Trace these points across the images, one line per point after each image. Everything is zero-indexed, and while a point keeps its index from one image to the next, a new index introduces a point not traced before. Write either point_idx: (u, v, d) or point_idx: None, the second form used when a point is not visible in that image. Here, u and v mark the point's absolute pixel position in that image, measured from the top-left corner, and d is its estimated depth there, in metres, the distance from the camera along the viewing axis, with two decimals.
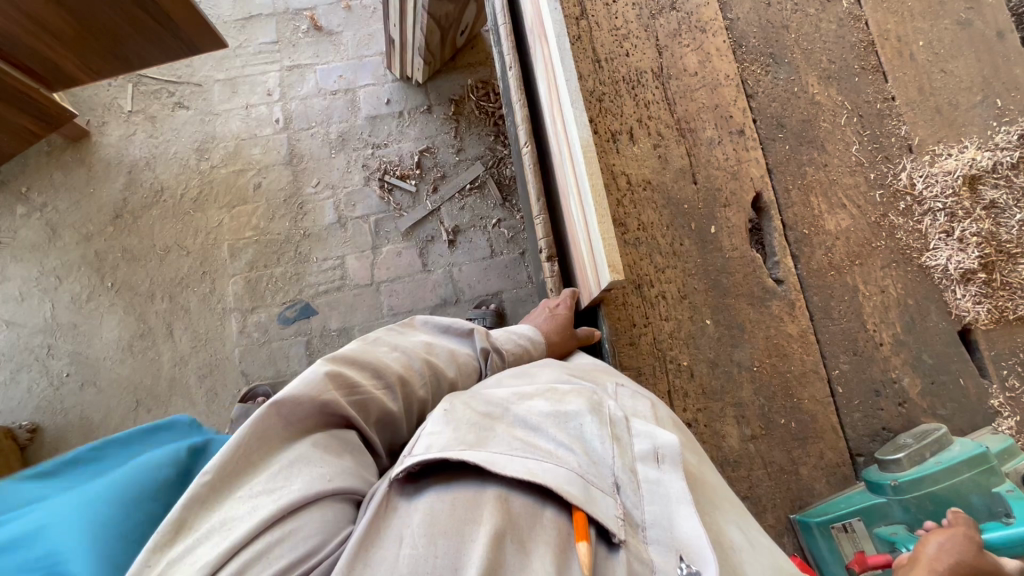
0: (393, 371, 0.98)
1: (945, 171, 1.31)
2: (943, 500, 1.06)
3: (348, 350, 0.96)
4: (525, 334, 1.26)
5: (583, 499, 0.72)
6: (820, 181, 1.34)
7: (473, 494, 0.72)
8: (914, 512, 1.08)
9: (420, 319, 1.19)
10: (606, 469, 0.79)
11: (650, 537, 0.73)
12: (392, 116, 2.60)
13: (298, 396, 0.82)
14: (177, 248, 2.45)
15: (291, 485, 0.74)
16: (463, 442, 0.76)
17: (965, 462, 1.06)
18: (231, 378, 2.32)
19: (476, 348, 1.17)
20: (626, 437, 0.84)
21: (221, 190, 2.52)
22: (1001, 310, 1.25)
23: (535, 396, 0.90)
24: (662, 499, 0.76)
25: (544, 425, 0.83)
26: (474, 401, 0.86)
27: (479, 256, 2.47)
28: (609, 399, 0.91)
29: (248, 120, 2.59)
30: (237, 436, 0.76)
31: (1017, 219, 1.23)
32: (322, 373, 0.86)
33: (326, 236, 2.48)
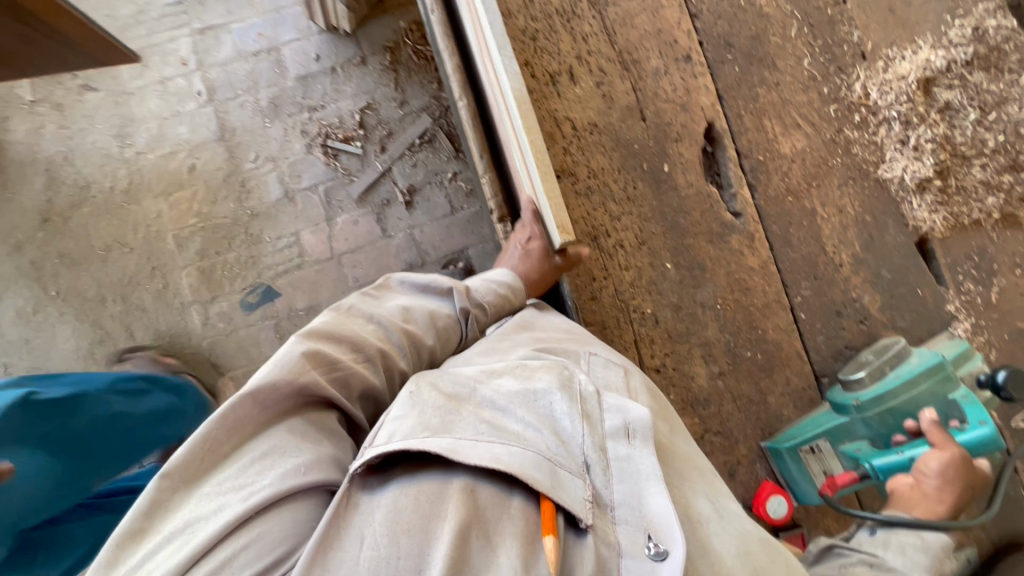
0: (372, 344, 0.95)
1: (899, 76, 1.26)
2: (904, 412, 1.11)
3: (321, 325, 0.93)
4: (504, 283, 1.18)
5: (549, 486, 0.72)
6: (773, 102, 1.27)
7: (439, 485, 0.71)
8: (874, 426, 1.13)
9: (396, 279, 1.13)
10: (576, 449, 0.80)
11: (619, 516, 0.75)
12: (323, 73, 2.40)
13: (274, 382, 0.80)
14: (119, 246, 2.31)
15: (261, 480, 0.72)
16: (426, 428, 0.74)
17: (924, 372, 1.09)
18: (205, 371, 2.28)
19: (456, 309, 1.11)
20: (597, 413, 0.85)
21: (153, 178, 2.34)
22: (956, 217, 1.26)
23: (503, 373, 0.89)
24: (631, 477, 0.79)
25: (511, 405, 0.82)
26: (440, 382, 0.85)
27: (439, 214, 2.38)
28: (579, 373, 0.90)
29: (167, 97, 2.37)
30: (203, 429, 0.75)
31: (971, 119, 1.23)
32: (299, 353, 0.84)
33: (275, 213, 2.35)
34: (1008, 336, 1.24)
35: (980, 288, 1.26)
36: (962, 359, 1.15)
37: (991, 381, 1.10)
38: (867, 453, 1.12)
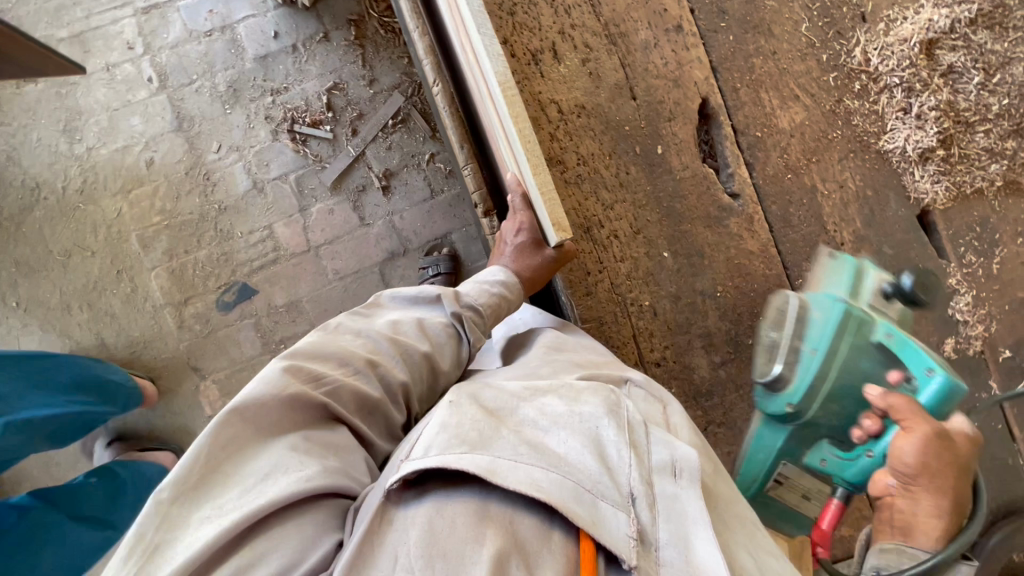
0: (359, 356, 0.90)
1: (901, 39, 1.19)
2: (845, 391, 1.01)
3: (307, 344, 0.88)
4: (498, 280, 1.08)
5: (592, 522, 0.69)
6: (770, 73, 1.19)
7: (474, 509, 0.69)
8: (826, 425, 1.04)
9: (386, 296, 1.07)
10: (622, 479, 0.77)
11: (664, 557, 0.72)
12: (284, 52, 2.23)
13: (260, 398, 0.76)
14: (79, 250, 2.17)
15: (263, 498, 0.68)
16: (463, 444, 0.73)
17: (839, 340, 0.99)
18: (186, 376, 2.19)
19: (447, 314, 1.02)
20: (644, 444, 0.83)
21: (108, 175, 2.19)
22: (959, 187, 1.21)
23: (547, 392, 0.86)
24: (676, 517, 0.76)
25: (554, 425, 0.80)
26: (482, 395, 0.83)
27: (418, 199, 2.27)
28: (626, 399, 0.87)
29: (114, 85, 2.19)
30: (194, 446, 0.70)
31: (974, 83, 1.17)
32: (281, 368, 0.80)
33: (245, 206, 2.22)
34: (1007, 307, 1.23)
35: (982, 260, 1.23)
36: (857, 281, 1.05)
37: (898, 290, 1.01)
38: (832, 463, 1.03)
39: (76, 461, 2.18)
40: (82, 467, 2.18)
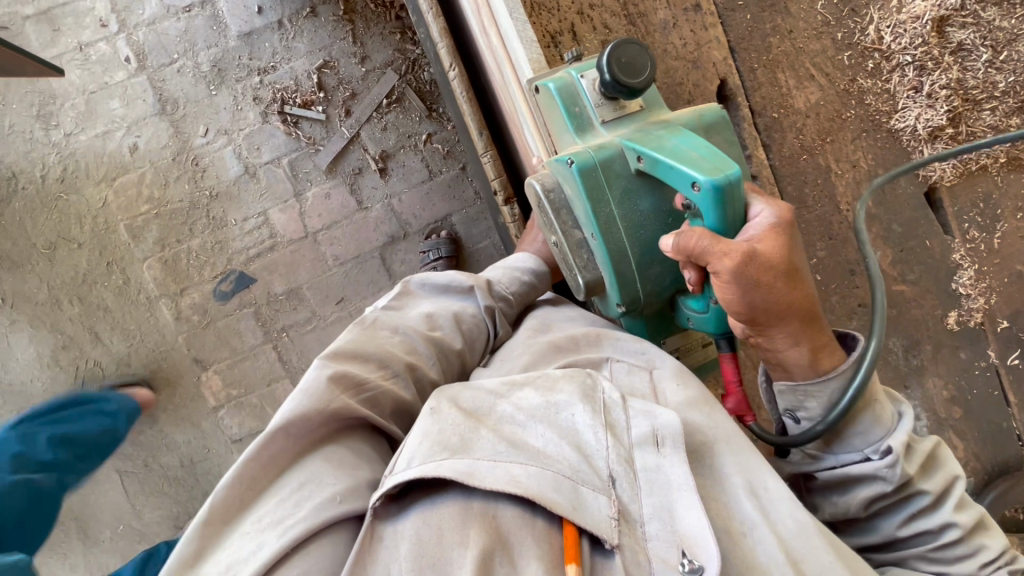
0: (398, 359, 0.98)
1: (914, 16, 1.18)
2: (648, 245, 0.96)
3: (347, 344, 0.96)
4: (527, 269, 1.20)
5: (570, 508, 0.77)
6: (786, 52, 1.19)
7: (459, 511, 0.76)
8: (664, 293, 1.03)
9: (416, 283, 1.15)
10: (602, 464, 0.84)
11: (649, 532, 0.80)
12: (270, 28, 2.13)
13: (305, 413, 0.82)
14: (64, 243, 2.09)
15: (297, 512, 0.75)
16: (446, 450, 0.80)
17: (600, 207, 0.93)
18: (186, 367, 2.16)
19: (480, 307, 1.13)
20: (622, 422, 0.89)
21: (90, 163, 2.09)
22: (966, 164, 1.24)
23: (524, 386, 0.93)
24: (660, 489, 0.83)
25: (531, 420, 0.88)
26: (461, 396, 0.89)
27: (417, 180, 2.23)
28: (602, 380, 0.94)
29: (89, 67, 2.07)
30: (238, 467, 0.78)
31: (983, 60, 1.19)
32: (326, 378, 0.87)
33: (237, 192, 2.15)
34: (1007, 280, 1.28)
35: (985, 235, 1.27)
36: (573, 106, 0.96)
37: (606, 84, 0.91)
38: (693, 316, 1.03)
39: None
40: None
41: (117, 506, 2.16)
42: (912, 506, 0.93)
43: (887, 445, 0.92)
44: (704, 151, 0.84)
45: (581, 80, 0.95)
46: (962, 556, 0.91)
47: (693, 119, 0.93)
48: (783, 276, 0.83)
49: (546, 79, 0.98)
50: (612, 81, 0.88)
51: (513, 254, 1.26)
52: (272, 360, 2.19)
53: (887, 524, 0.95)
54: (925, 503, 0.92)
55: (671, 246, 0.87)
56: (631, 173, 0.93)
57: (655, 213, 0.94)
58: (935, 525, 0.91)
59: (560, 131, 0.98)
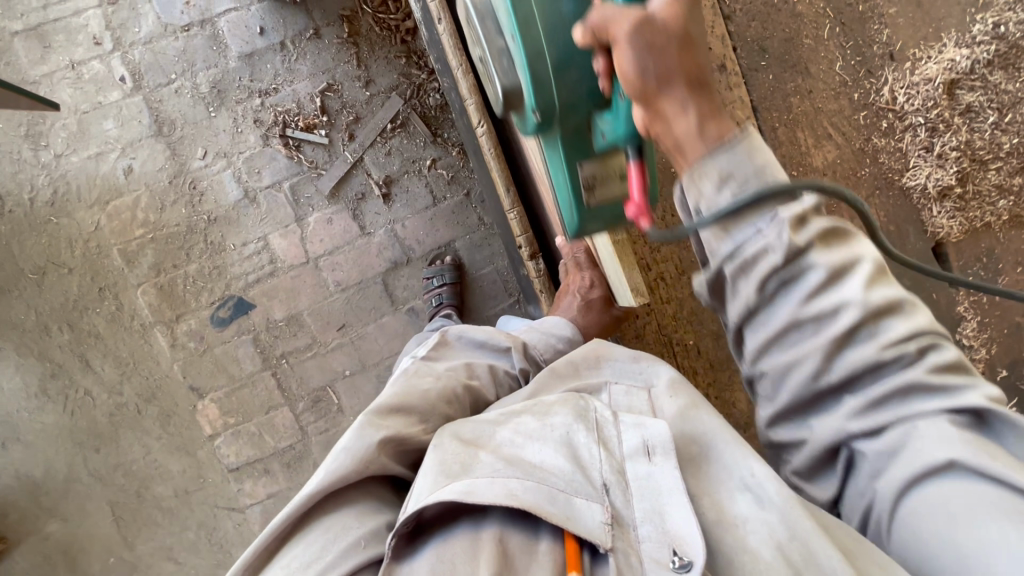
0: (436, 413, 0.98)
1: (926, 78, 1.23)
2: (566, 49, 0.82)
3: (391, 398, 0.97)
4: (563, 337, 1.20)
5: (564, 518, 0.74)
6: (806, 112, 1.25)
7: (468, 542, 0.75)
8: (576, 101, 0.85)
9: (454, 335, 1.17)
10: (594, 473, 0.82)
11: (642, 535, 0.76)
12: (272, 49, 2.08)
13: (344, 471, 0.83)
14: (55, 267, 2.04)
15: (325, 558, 0.75)
16: (448, 474, 0.79)
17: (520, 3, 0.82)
18: (183, 395, 2.11)
19: (514, 367, 1.13)
20: (614, 436, 0.87)
21: (82, 185, 2.04)
22: (972, 221, 1.29)
23: (522, 413, 0.92)
24: (651, 495, 0.80)
25: (528, 438, 0.86)
26: (462, 430, 0.89)
27: (421, 206, 2.19)
28: (595, 401, 0.92)
29: (82, 85, 2.02)
30: (277, 522, 0.81)
31: (989, 122, 1.22)
32: (369, 440, 0.87)
33: (237, 216, 2.10)
34: (1007, 331, 1.33)
35: (987, 288, 1.32)
36: None
37: None
38: (607, 127, 0.86)
39: (67, 489, 2.09)
40: (74, 494, 2.09)
41: (108, 538, 2.09)
42: (805, 286, 0.65)
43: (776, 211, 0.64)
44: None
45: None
46: (869, 341, 0.66)
47: None
48: (683, 45, 0.67)
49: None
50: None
51: (550, 317, 1.27)
52: (270, 388, 2.13)
53: (782, 312, 0.67)
54: (820, 278, 0.64)
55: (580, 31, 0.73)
56: None
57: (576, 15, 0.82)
58: (837, 308, 0.65)
59: None
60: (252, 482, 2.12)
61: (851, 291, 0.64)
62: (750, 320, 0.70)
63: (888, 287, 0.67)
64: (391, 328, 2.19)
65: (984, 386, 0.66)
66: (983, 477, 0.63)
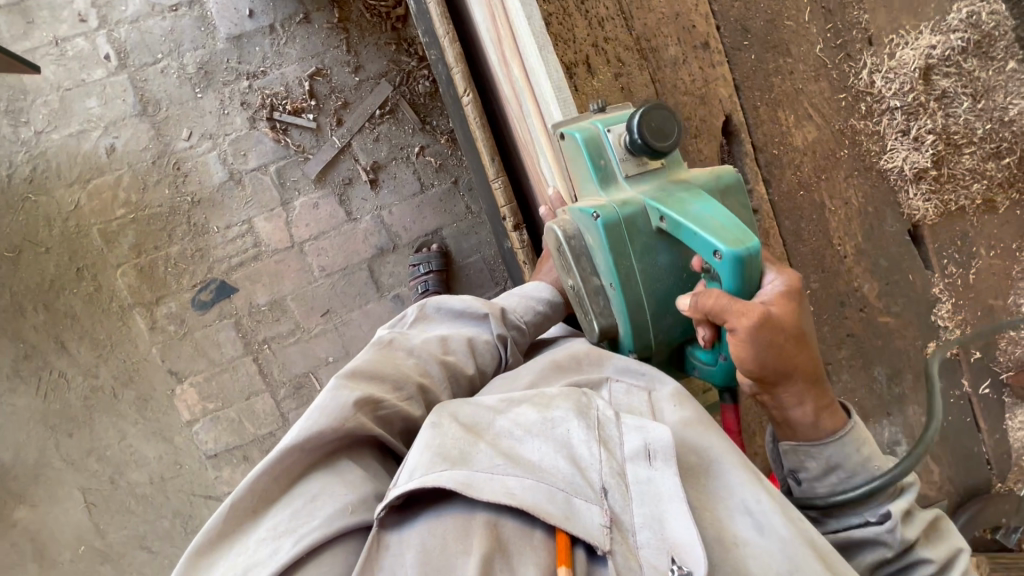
0: (411, 380, 0.97)
1: (903, 63, 1.26)
2: (662, 296, 0.95)
3: (365, 364, 0.96)
4: (542, 299, 1.20)
5: (563, 518, 0.74)
6: (787, 92, 1.27)
7: (462, 522, 0.75)
8: (669, 340, 1.01)
9: (431, 307, 1.16)
10: (594, 475, 0.81)
11: (641, 540, 0.77)
12: (261, 32, 2.08)
13: (322, 429, 0.82)
14: (32, 246, 2.00)
15: (310, 523, 0.75)
16: (447, 460, 0.78)
17: (620, 260, 0.92)
18: (161, 379, 2.07)
19: (493, 333, 1.12)
20: (616, 438, 0.85)
21: (62, 163, 2.01)
22: (946, 204, 1.32)
23: (522, 402, 0.89)
24: (651, 499, 0.80)
25: (528, 434, 0.85)
26: (461, 412, 0.87)
27: (408, 193, 2.19)
28: (597, 398, 0.90)
29: (65, 62, 1.99)
30: (252, 480, 0.79)
31: (964, 108, 1.25)
32: (342, 398, 0.86)
33: (221, 198, 2.08)
34: (980, 314, 1.36)
35: (961, 271, 1.35)
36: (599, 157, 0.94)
37: (634, 144, 0.90)
38: (697, 364, 1.01)
39: (38, 474, 2.03)
40: (45, 480, 2.03)
41: (79, 525, 2.04)
42: (910, 566, 0.84)
43: (887, 509, 0.86)
44: (724, 221, 0.83)
45: (608, 133, 0.94)
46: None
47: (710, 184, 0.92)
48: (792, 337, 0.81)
49: (572, 128, 0.96)
50: (641, 142, 0.88)
51: (530, 283, 1.26)
52: (251, 373, 2.10)
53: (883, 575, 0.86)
54: (930, 571, 0.82)
55: (689, 305, 0.86)
56: (652, 232, 0.92)
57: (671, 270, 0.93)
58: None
59: (583, 178, 0.97)
60: (229, 469, 2.08)
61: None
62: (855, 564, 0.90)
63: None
64: (376, 315, 2.17)
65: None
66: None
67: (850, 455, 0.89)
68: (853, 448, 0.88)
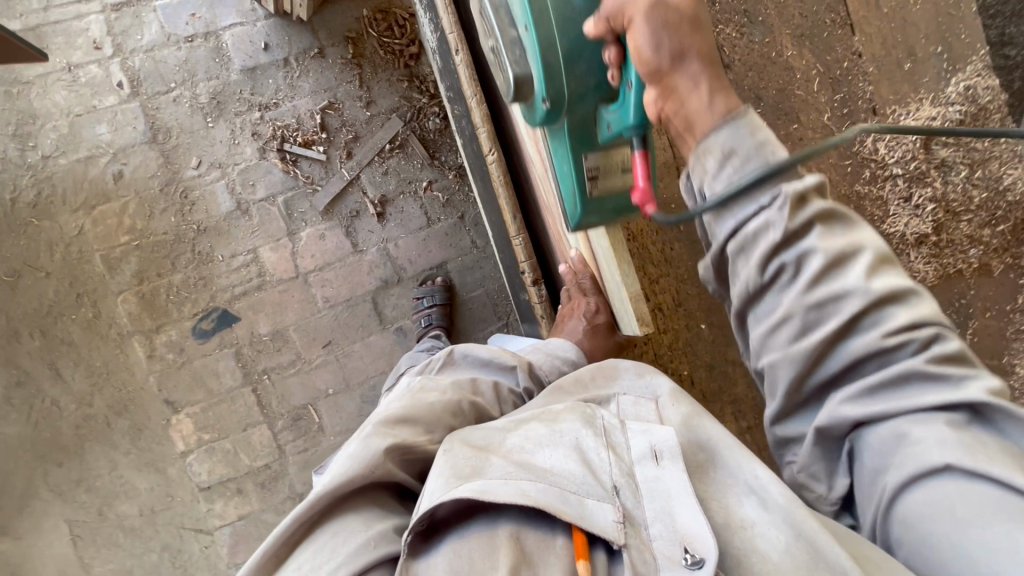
0: (442, 423, 0.97)
1: (905, 133, 1.34)
2: (577, 39, 0.87)
3: (396, 411, 0.97)
4: (568, 358, 1.21)
5: (576, 516, 0.75)
6: (796, 157, 1.33)
7: (485, 536, 0.75)
8: (584, 95, 0.91)
9: (459, 354, 1.18)
10: (603, 478, 0.81)
11: (654, 534, 0.76)
12: (275, 64, 2.10)
13: (353, 475, 0.82)
14: (31, 271, 1.97)
15: (335, 559, 0.74)
16: (460, 475, 0.79)
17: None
18: (156, 409, 2.03)
19: (519, 385, 1.13)
20: (622, 442, 0.86)
21: (68, 188, 1.99)
22: (945, 268, 1.37)
23: (530, 419, 0.92)
24: (661, 497, 0.80)
25: (539, 444, 0.86)
26: (471, 437, 0.89)
27: (414, 226, 2.20)
28: (601, 408, 0.92)
29: (77, 88, 2.00)
30: (283, 525, 0.79)
31: (961, 176, 1.33)
32: (372, 444, 0.87)
33: (227, 227, 2.07)
34: None
35: (959, 331, 1.40)
36: None
37: None
38: (612, 118, 0.90)
39: (22, 505, 1.97)
40: (30, 510, 1.97)
41: (62, 560, 1.97)
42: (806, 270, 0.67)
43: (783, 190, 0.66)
44: None
45: None
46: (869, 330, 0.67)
47: None
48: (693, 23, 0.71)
49: None
50: None
51: (552, 339, 1.28)
52: (250, 404, 2.08)
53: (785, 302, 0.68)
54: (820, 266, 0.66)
55: (593, 23, 0.79)
56: None
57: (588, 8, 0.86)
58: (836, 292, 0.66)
59: None
60: (223, 503, 2.04)
61: (855, 278, 0.65)
62: (759, 305, 0.71)
63: (891, 275, 0.67)
64: (378, 347, 2.16)
65: (987, 376, 0.65)
66: (973, 474, 0.61)
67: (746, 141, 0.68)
68: (748, 130, 0.68)
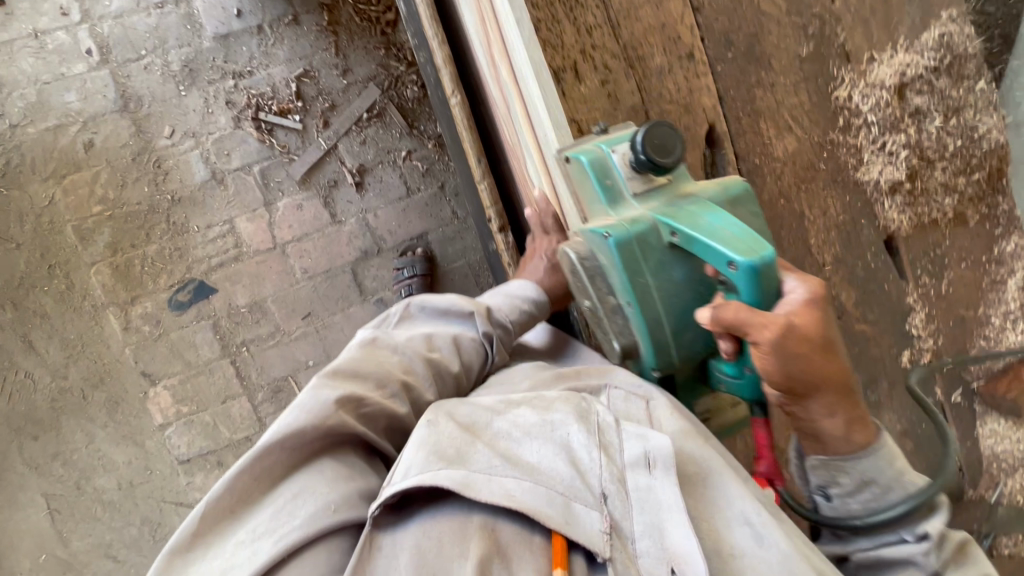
0: (394, 377, 0.95)
1: (878, 82, 1.31)
2: (681, 313, 0.89)
3: (348, 362, 0.95)
4: (528, 299, 1.17)
5: (562, 523, 0.73)
6: (768, 104, 1.31)
7: (457, 524, 0.73)
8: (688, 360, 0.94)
9: (415, 306, 1.14)
10: (593, 480, 0.79)
11: (640, 548, 0.76)
12: (248, 32, 2.06)
13: (303, 428, 0.81)
14: (2, 242, 1.95)
15: (293, 521, 0.74)
16: (443, 460, 0.75)
17: (637, 278, 0.86)
18: (133, 381, 2.01)
19: (479, 333, 1.11)
20: (616, 443, 0.83)
21: (37, 158, 1.96)
22: (920, 217, 1.36)
23: (521, 404, 0.87)
24: (651, 508, 0.79)
25: (529, 434, 0.82)
26: (457, 411, 0.84)
27: (394, 196, 2.17)
28: (598, 403, 0.88)
29: (44, 56, 1.96)
30: (229, 480, 0.77)
31: (935, 124, 1.30)
32: (322, 396, 0.85)
33: (202, 198, 2.04)
34: (952, 324, 1.39)
35: (935, 281, 1.38)
36: (606, 178, 0.91)
37: (641, 162, 0.88)
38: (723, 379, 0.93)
39: None
40: (7, 484, 1.95)
41: (42, 533, 1.96)
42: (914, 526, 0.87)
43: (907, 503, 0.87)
44: (739, 232, 0.80)
45: (613, 154, 0.91)
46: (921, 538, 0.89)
47: (719, 194, 0.90)
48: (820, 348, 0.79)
49: (577, 151, 0.94)
50: (648, 160, 0.86)
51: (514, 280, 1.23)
52: (228, 376, 2.06)
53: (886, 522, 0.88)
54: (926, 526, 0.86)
55: (706, 317, 0.82)
56: (664, 246, 0.87)
57: (688, 283, 0.88)
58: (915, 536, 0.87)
59: (592, 202, 0.94)
60: (203, 475, 2.02)
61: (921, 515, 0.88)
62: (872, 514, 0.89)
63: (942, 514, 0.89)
64: (358, 319, 2.14)
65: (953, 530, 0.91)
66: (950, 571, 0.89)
67: (885, 470, 0.88)
68: (888, 464, 0.87)
